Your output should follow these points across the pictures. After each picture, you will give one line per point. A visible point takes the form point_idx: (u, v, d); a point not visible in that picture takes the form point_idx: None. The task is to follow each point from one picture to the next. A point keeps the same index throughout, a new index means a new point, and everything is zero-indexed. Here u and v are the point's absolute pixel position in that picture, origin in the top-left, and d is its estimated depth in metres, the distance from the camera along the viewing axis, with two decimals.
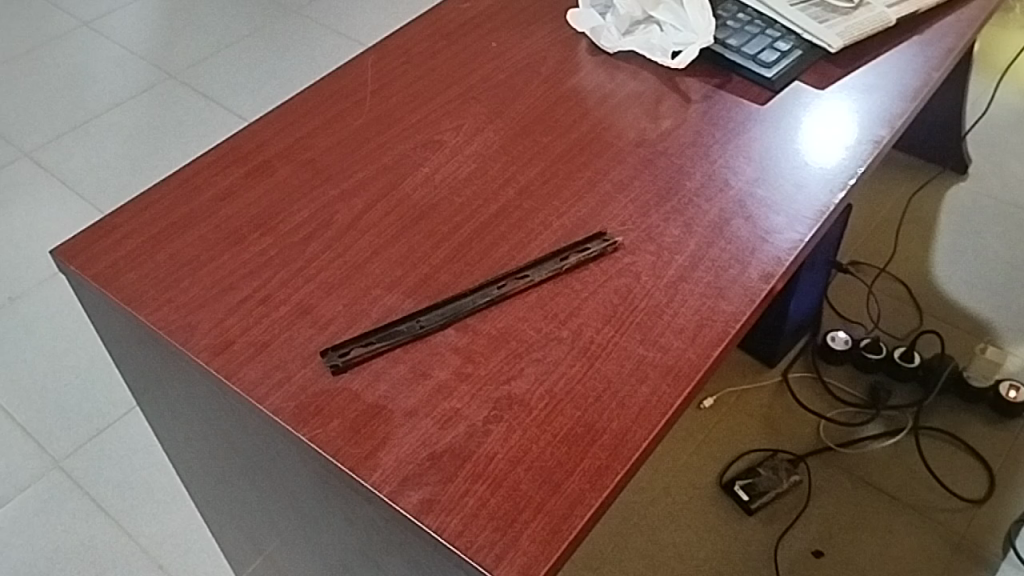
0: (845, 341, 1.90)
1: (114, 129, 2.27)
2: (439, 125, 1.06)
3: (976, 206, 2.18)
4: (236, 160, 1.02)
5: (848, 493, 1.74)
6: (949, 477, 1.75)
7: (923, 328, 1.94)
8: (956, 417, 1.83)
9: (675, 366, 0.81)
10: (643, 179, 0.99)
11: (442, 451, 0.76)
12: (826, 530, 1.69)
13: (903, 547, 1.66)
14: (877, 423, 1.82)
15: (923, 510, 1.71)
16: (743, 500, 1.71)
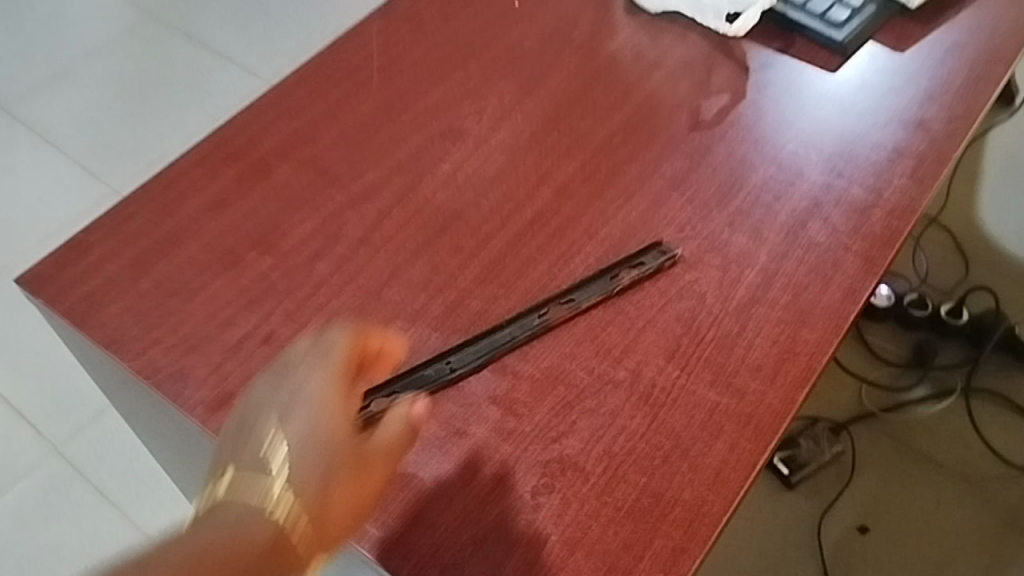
0: (888, 297, 1.54)
1: (103, 77, 1.89)
2: (458, 109, 0.91)
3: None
4: (225, 159, 0.88)
5: (893, 465, 1.44)
6: (1006, 443, 1.46)
7: (972, 282, 1.61)
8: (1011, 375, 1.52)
9: (755, 416, 0.69)
10: (700, 172, 0.85)
11: (485, 532, 0.64)
12: (872, 507, 1.41)
13: (954, 526, 1.39)
14: (926, 384, 1.50)
15: (977, 481, 1.43)
16: (784, 475, 1.42)
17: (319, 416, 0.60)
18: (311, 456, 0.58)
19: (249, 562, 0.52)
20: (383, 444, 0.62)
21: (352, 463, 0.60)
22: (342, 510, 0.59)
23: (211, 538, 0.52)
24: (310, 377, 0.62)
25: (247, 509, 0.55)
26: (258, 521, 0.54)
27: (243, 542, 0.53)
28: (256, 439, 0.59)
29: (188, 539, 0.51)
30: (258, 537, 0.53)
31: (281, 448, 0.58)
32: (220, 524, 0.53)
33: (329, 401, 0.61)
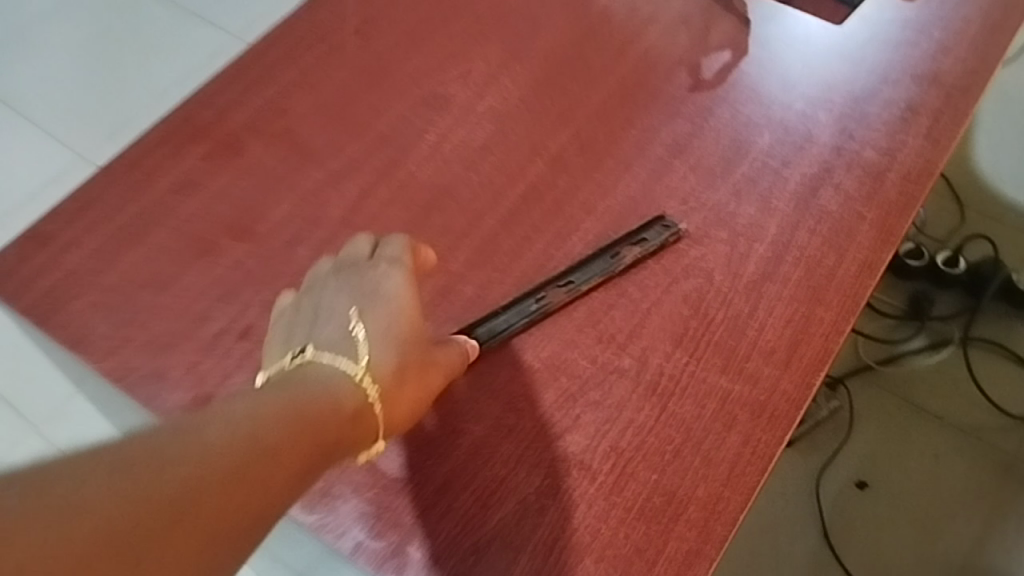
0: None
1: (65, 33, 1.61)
2: (441, 73, 0.85)
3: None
4: (193, 137, 0.81)
5: (891, 418, 1.30)
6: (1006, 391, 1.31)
7: (969, 230, 1.45)
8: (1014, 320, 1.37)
9: (770, 403, 0.65)
10: (703, 138, 0.80)
11: (487, 539, 0.60)
12: (870, 462, 1.26)
13: (955, 479, 1.25)
14: (924, 335, 1.35)
15: (978, 432, 1.28)
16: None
17: (395, 312, 0.62)
18: (389, 344, 0.61)
19: (335, 424, 0.53)
20: (441, 357, 0.64)
21: (417, 363, 0.62)
22: (406, 405, 0.61)
23: (271, 405, 0.49)
24: (387, 278, 0.64)
25: (333, 376, 0.57)
26: (343, 394, 0.56)
27: (308, 410, 0.52)
28: (334, 322, 0.61)
29: (248, 403, 0.49)
30: (343, 408, 0.55)
31: (362, 330, 0.60)
32: (287, 390, 0.53)
33: (406, 302, 0.63)
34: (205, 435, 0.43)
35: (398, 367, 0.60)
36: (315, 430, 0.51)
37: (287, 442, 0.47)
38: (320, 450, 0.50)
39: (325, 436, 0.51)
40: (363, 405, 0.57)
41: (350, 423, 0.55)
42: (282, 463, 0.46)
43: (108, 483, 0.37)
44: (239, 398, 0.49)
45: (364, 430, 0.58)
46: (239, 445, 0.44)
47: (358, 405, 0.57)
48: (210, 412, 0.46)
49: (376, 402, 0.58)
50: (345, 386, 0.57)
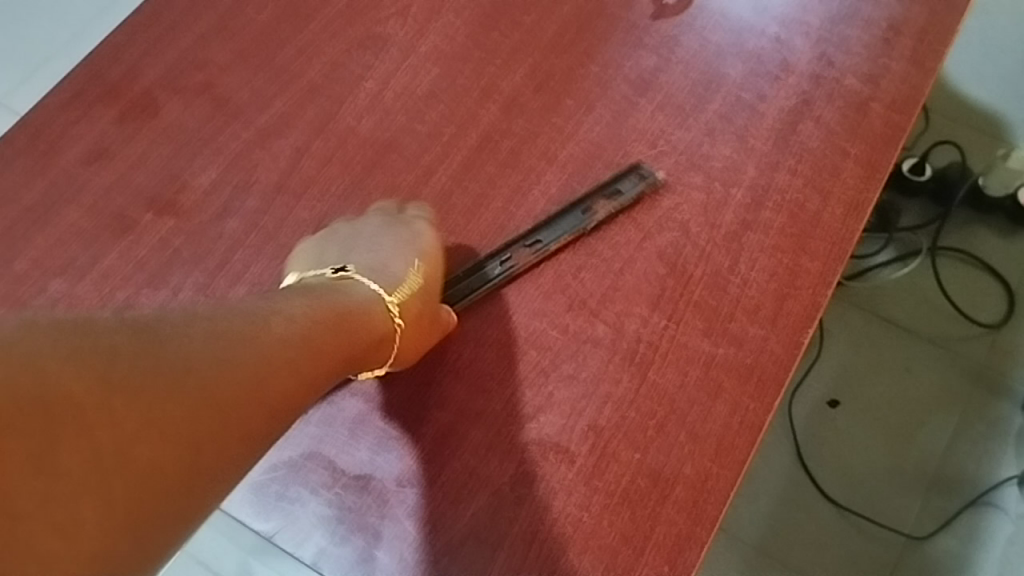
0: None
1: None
2: (377, 9, 0.76)
3: None
4: (101, 96, 0.72)
5: (859, 332, 1.15)
6: (970, 300, 1.16)
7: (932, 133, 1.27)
8: (973, 226, 1.20)
9: (758, 367, 0.60)
10: (671, 70, 0.73)
11: (461, 537, 0.55)
12: (838, 380, 1.13)
13: (922, 394, 1.11)
14: (889, 247, 1.20)
15: (949, 343, 1.14)
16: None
17: (429, 253, 0.61)
18: (419, 279, 0.60)
19: (358, 344, 0.55)
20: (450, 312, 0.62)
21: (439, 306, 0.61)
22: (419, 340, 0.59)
23: (297, 319, 0.51)
24: (424, 220, 0.63)
25: (364, 295, 0.58)
26: (372, 312, 0.57)
27: (335, 328, 0.53)
28: (372, 247, 0.61)
29: (277, 316, 0.50)
30: (373, 329, 0.56)
31: (395, 260, 0.60)
32: (319, 302, 0.54)
33: (434, 251, 0.62)
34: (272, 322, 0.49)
35: (424, 300, 0.59)
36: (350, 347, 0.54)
37: (305, 363, 0.50)
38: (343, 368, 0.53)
39: (344, 360, 0.53)
40: (388, 330, 0.57)
41: (373, 348, 0.56)
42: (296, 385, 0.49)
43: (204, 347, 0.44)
44: (265, 305, 0.51)
45: (382, 354, 0.57)
46: (259, 363, 0.47)
47: (385, 328, 0.57)
48: (239, 321, 0.48)
49: (399, 330, 0.58)
50: (374, 305, 0.57)
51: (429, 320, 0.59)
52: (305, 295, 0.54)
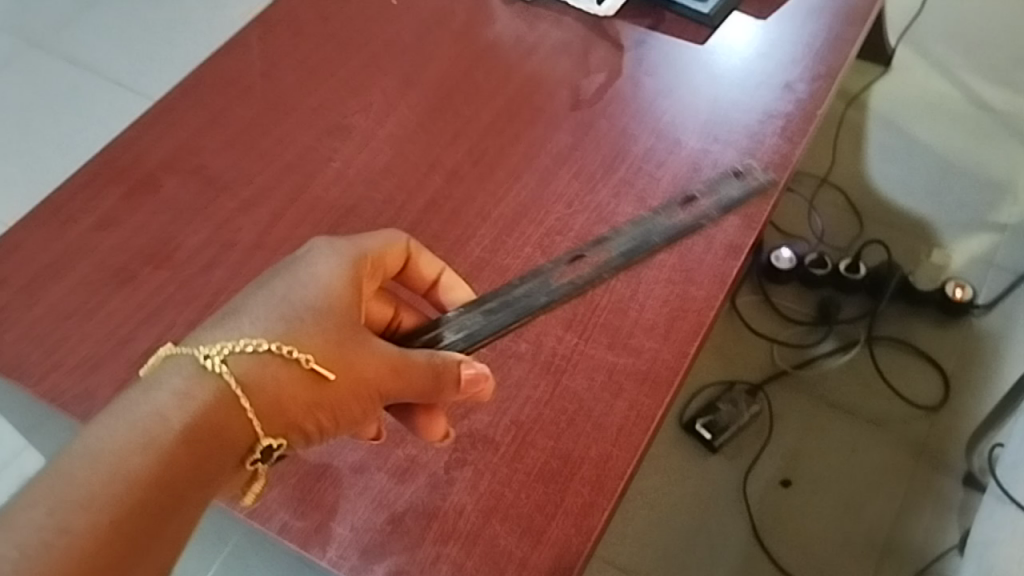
0: (791, 256, 1.41)
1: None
2: (343, 107, 0.92)
3: (921, 90, 1.71)
4: (112, 177, 0.87)
5: (811, 419, 1.33)
6: (907, 386, 1.35)
7: (867, 237, 1.53)
8: (905, 320, 1.41)
9: (651, 372, 0.73)
10: (584, 147, 0.88)
11: (403, 511, 0.66)
12: (790, 460, 1.30)
13: (869, 470, 1.29)
14: (833, 337, 1.39)
15: (890, 424, 1.33)
16: (705, 439, 1.30)
17: (312, 290, 0.55)
18: (277, 324, 0.53)
19: (212, 419, 0.49)
20: (364, 354, 0.55)
21: (325, 365, 0.54)
22: (277, 396, 0.52)
23: (97, 496, 0.44)
24: (318, 259, 0.57)
25: (181, 371, 0.50)
26: (165, 413, 0.48)
27: (153, 452, 0.46)
28: (270, 307, 0.54)
29: (65, 512, 0.43)
30: (200, 411, 0.49)
31: (269, 322, 0.53)
32: (123, 454, 0.46)
33: (339, 292, 0.56)
34: (158, 400, 0.48)
35: (272, 351, 0.52)
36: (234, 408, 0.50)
37: (134, 540, 0.44)
38: (229, 434, 0.50)
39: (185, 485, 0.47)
40: (202, 414, 0.49)
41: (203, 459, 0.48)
42: (155, 545, 0.45)
43: (97, 460, 0.45)
44: (50, 511, 0.43)
45: (222, 449, 0.49)
46: (160, 487, 0.46)
47: (187, 427, 0.48)
48: (32, 564, 0.41)
49: (240, 391, 0.51)
50: (188, 378, 0.50)
51: (282, 372, 0.52)
52: (80, 455, 0.45)
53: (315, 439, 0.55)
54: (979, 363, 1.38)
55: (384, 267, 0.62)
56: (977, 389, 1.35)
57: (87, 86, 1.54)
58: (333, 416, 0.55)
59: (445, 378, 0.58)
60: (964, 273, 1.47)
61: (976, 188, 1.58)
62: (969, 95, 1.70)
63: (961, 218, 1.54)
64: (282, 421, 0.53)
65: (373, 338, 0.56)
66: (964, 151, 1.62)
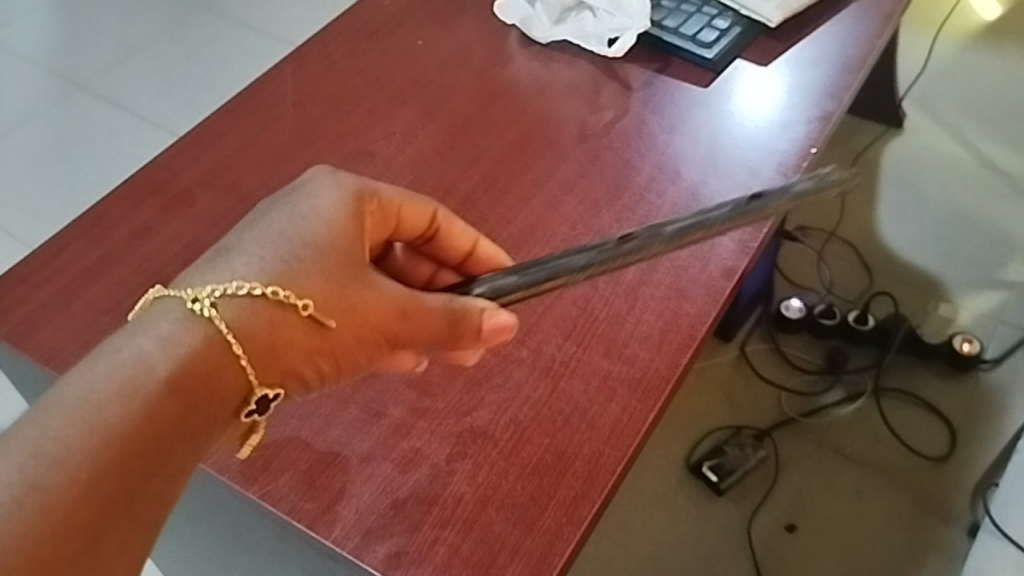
0: (800, 307, 1.50)
1: (22, 151, 1.71)
2: (367, 135, 0.99)
3: (929, 149, 1.76)
4: (152, 191, 0.94)
5: (816, 465, 1.39)
6: (912, 437, 1.41)
7: (875, 288, 1.57)
8: (912, 374, 1.47)
9: (644, 379, 0.77)
10: (590, 177, 0.95)
11: (405, 497, 0.71)
12: (796, 506, 1.36)
13: (871, 517, 1.34)
14: (840, 387, 1.46)
15: (895, 473, 1.38)
16: (711, 481, 1.36)
17: (311, 226, 0.60)
18: (269, 265, 0.57)
19: (201, 367, 0.53)
20: (367, 295, 0.60)
21: (318, 311, 0.58)
22: (273, 341, 0.56)
23: (81, 445, 0.47)
24: (320, 192, 0.62)
25: (170, 317, 0.53)
26: (149, 360, 0.51)
27: (133, 401, 0.49)
28: (266, 240, 0.58)
29: (40, 463, 0.46)
30: (188, 361, 0.52)
31: (259, 262, 0.57)
32: (103, 403, 0.49)
33: (338, 229, 0.61)
34: (139, 349, 0.51)
35: (268, 295, 0.56)
36: (216, 359, 0.54)
37: (117, 484, 0.47)
38: (214, 381, 0.53)
39: (169, 430, 0.50)
40: (188, 361, 0.52)
41: (190, 405, 0.52)
42: (147, 485, 0.49)
43: (82, 410, 0.48)
44: (27, 461, 0.46)
45: (211, 396, 0.53)
46: (146, 434, 0.49)
47: (172, 374, 0.51)
48: (30, 502, 0.44)
49: (229, 334, 0.54)
50: (175, 324, 0.53)
51: (278, 315, 0.56)
52: (60, 407, 0.48)
53: (317, 383, 0.61)
54: (985, 418, 1.43)
55: (399, 216, 0.68)
56: (981, 442, 1.40)
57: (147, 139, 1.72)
58: (333, 358, 0.60)
59: (463, 326, 0.62)
60: (972, 328, 1.52)
61: (982, 245, 1.62)
62: (977, 155, 1.75)
63: (968, 274, 1.58)
64: (280, 363, 0.57)
65: (376, 277, 0.61)
66: (970, 209, 1.67)
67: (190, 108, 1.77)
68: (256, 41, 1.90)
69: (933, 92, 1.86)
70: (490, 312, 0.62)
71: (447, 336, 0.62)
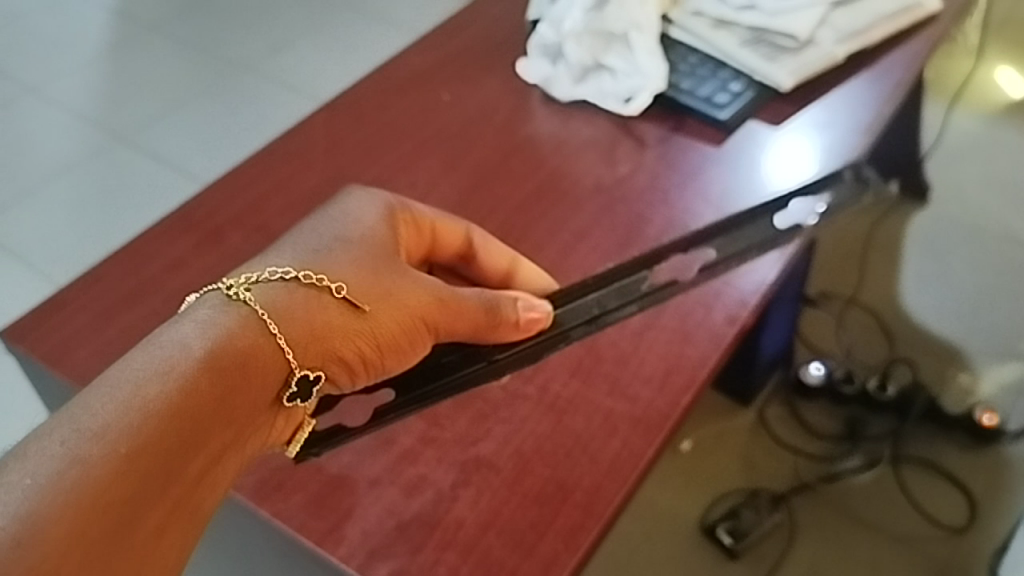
0: (820, 373, 1.49)
1: (66, 199, 1.80)
2: (392, 183, 1.05)
3: (950, 218, 1.77)
4: (186, 229, 1.00)
5: (834, 531, 1.39)
6: (932, 506, 1.41)
7: (896, 355, 1.57)
8: (933, 443, 1.47)
9: (645, 417, 0.80)
10: (602, 227, 0.99)
11: (409, 519, 0.73)
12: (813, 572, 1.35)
13: None
14: (858, 454, 1.46)
15: (913, 542, 1.38)
16: (726, 543, 1.36)
17: (351, 228, 0.72)
18: (306, 258, 0.69)
19: (237, 352, 0.60)
20: (401, 284, 0.72)
21: (356, 298, 0.69)
22: (313, 324, 0.66)
23: (134, 415, 0.55)
24: (359, 202, 0.75)
25: (213, 310, 0.62)
26: (188, 342, 0.59)
27: (178, 378, 0.57)
28: (313, 240, 0.71)
29: (102, 431, 0.53)
30: (227, 346, 0.60)
31: (303, 253, 0.69)
32: (145, 381, 0.56)
33: (377, 231, 0.73)
34: (180, 337, 0.59)
35: (303, 279, 0.67)
36: (249, 344, 0.62)
37: (168, 448, 0.55)
38: (249, 363, 0.61)
39: (206, 406, 0.57)
40: (221, 343, 0.60)
41: (226, 385, 0.59)
42: (194, 449, 0.56)
43: (134, 386, 0.56)
44: (89, 429, 0.53)
45: (248, 379, 0.61)
46: (191, 406, 0.57)
47: (208, 356, 0.59)
48: (97, 463, 0.52)
49: (266, 316, 0.64)
50: (213, 314, 0.62)
51: (313, 297, 0.67)
52: (114, 386, 0.56)
53: (362, 366, 0.71)
54: (1005, 489, 1.43)
55: (437, 234, 0.80)
56: (1001, 514, 1.40)
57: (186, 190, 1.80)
58: (373, 340, 0.70)
59: (490, 310, 0.76)
60: (993, 400, 1.52)
61: (1001, 315, 1.63)
62: (999, 228, 1.76)
63: (988, 344, 1.59)
64: (326, 344, 0.67)
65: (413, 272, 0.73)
66: (990, 280, 1.68)
67: (225, 163, 1.85)
68: (292, 100, 1.99)
69: (956, 164, 1.85)
70: (524, 305, 0.79)
71: (486, 324, 0.76)
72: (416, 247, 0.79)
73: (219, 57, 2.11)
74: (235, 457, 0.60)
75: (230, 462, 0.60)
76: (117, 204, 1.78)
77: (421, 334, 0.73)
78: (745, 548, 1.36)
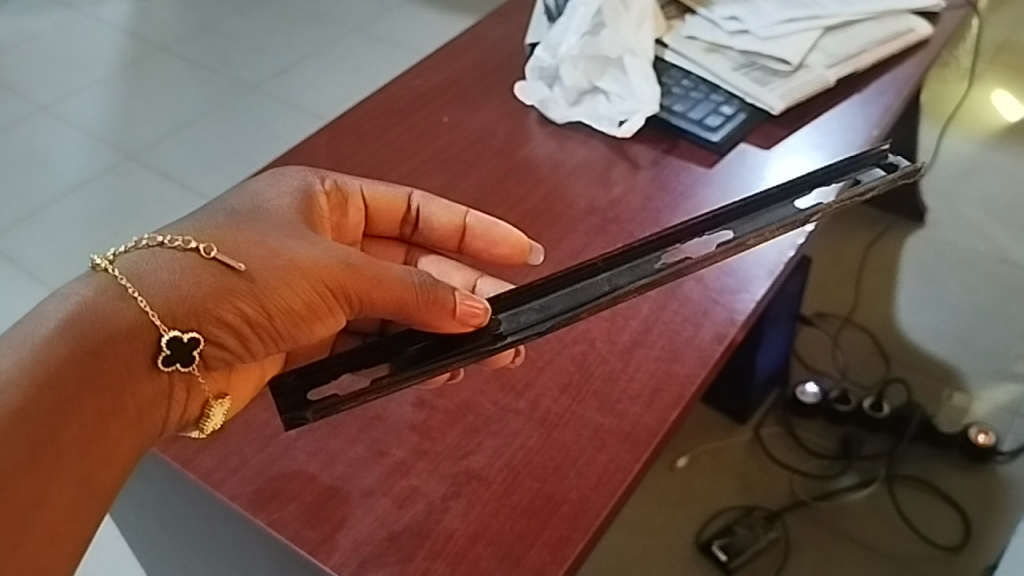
0: (815, 392, 1.52)
1: (75, 215, 1.83)
2: None
3: (945, 240, 1.79)
4: None
5: (827, 550, 1.40)
6: (926, 525, 1.42)
7: (892, 375, 1.59)
8: (928, 463, 1.48)
9: (633, 432, 0.82)
10: (595, 247, 1.01)
11: (400, 529, 0.75)
12: None
13: None
14: (853, 473, 1.47)
15: (908, 563, 1.38)
16: (721, 560, 1.37)
17: (259, 197, 0.68)
18: (187, 227, 0.62)
19: (107, 320, 0.56)
20: (294, 245, 0.63)
21: (235, 258, 0.61)
22: (177, 284, 0.58)
23: None
24: (281, 175, 0.73)
25: (80, 280, 0.57)
26: (52, 313, 0.55)
27: (42, 352, 0.53)
28: (206, 211, 0.65)
29: None
30: (95, 314, 0.56)
31: (188, 222, 0.63)
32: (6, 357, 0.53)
33: (289, 202, 0.69)
34: (47, 308, 0.55)
35: (165, 243, 0.60)
36: (119, 306, 0.56)
37: (33, 425, 0.52)
38: (127, 329, 0.56)
39: (73, 380, 0.53)
40: (89, 310, 0.56)
41: (100, 353, 0.55)
42: (64, 424, 0.53)
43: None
44: None
45: (121, 348, 0.56)
46: (59, 379, 0.53)
47: (73, 324, 0.55)
48: None
49: (122, 278, 0.57)
50: (82, 283, 0.57)
51: (179, 258, 0.59)
52: None
53: (248, 330, 0.61)
54: (1002, 511, 1.43)
55: (373, 209, 0.79)
56: (993, 535, 1.40)
57: (188, 205, 1.83)
58: (259, 303, 0.61)
59: (431, 300, 0.63)
60: (986, 419, 1.53)
61: (994, 336, 1.65)
62: (994, 250, 1.78)
63: (982, 365, 1.60)
64: (201, 304, 0.59)
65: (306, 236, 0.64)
66: (983, 301, 1.70)
67: (231, 178, 1.88)
68: (298, 118, 2.02)
69: (953, 187, 1.88)
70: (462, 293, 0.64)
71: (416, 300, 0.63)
72: (352, 226, 0.78)
73: (227, 77, 2.14)
74: (125, 430, 0.57)
75: (117, 433, 0.56)
76: (122, 220, 1.81)
77: (326, 300, 0.63)
78: (738, 567, 1.37)
